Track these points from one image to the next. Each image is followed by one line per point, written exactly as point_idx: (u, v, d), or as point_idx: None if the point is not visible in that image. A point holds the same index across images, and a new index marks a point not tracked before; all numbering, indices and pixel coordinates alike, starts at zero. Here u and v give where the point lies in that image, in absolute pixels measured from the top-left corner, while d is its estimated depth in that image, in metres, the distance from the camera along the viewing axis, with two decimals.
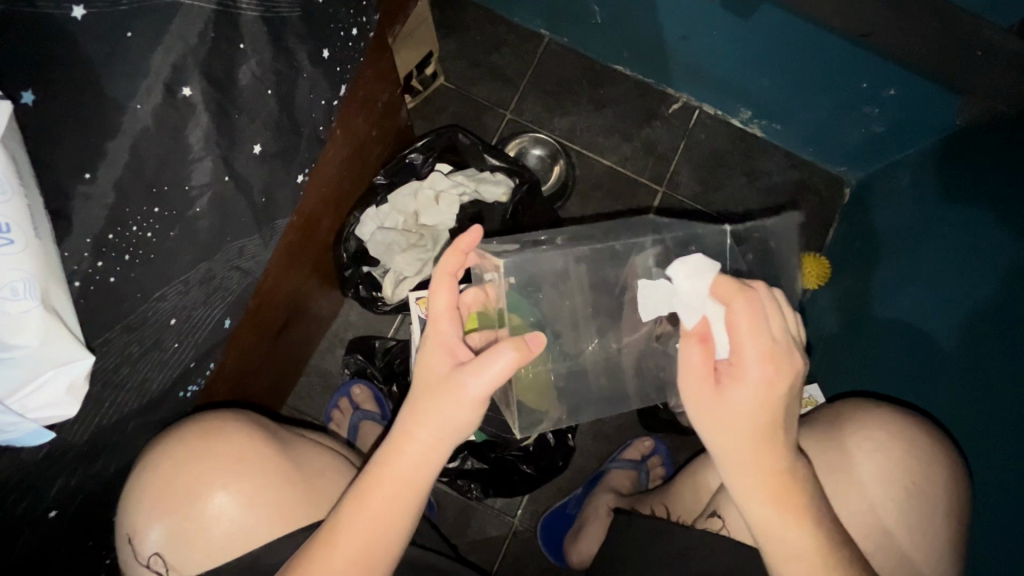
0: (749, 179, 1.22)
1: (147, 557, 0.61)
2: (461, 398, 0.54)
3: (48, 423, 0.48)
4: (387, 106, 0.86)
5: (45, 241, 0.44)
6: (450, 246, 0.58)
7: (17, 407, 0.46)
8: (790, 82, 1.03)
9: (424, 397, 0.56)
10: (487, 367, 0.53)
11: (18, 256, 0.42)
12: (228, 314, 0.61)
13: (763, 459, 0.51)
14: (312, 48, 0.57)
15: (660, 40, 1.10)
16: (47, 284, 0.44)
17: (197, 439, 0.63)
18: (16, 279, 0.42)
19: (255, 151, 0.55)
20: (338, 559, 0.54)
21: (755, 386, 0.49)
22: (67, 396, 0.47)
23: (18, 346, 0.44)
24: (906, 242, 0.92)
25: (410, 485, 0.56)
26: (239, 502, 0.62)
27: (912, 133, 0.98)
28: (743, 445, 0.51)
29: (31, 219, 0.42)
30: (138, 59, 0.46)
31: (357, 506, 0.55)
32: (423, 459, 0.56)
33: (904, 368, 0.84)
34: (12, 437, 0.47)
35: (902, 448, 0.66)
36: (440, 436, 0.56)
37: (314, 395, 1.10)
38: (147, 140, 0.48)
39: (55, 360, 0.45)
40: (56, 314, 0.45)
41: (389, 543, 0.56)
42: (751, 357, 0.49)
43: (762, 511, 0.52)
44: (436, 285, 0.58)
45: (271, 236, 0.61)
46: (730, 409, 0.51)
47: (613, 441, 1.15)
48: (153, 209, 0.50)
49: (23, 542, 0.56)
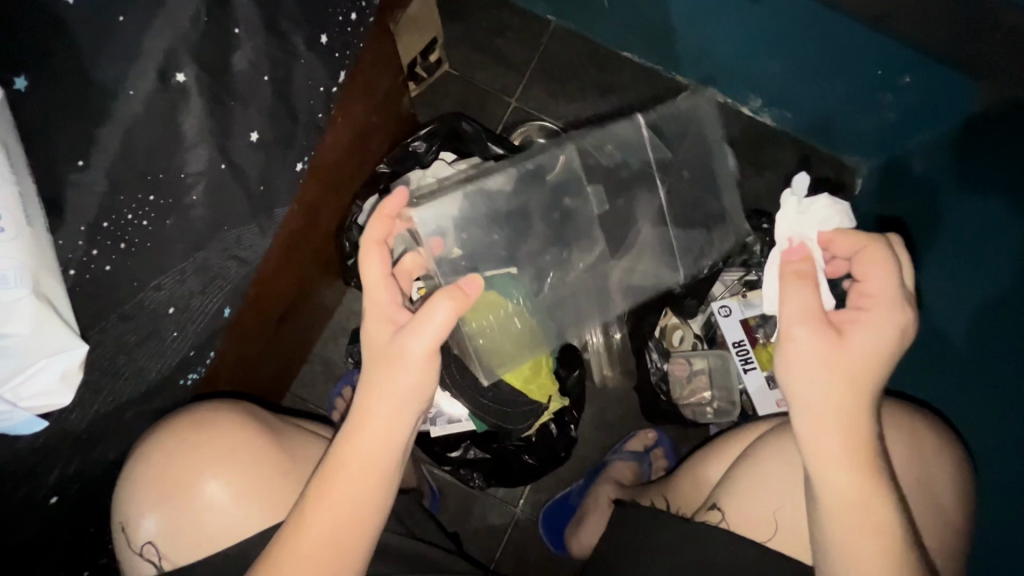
0: (759, 169, 1.20)
1: (141, 545, 0.62)
2: (406, 359, 0.55)
3: (41, 412, 0.48)
4: (389, 92, 0.85)
5: (35, 228, 0.43)
6: (375, 213, 0.59)
7: (9, 395, 0.46)
8: (803, 70, 1.01)
9: (374, 370, 0.57)
10: (426, 323, 0.54)
11: (9, 245, 0.41)
12: (228, 303, 0.62)
13: (856, 414, 0.51)
14: (308, 31, 0.56)
15: (669, 24, 1.08)
16: (39, 273, 0.44)
17: (186, 428, 0.63)
18: (7, 267, 0.42)
19: (252, 139, 0.54)
20: (308, 543, 0.54)
21: (886, 327, 0.52)
22: (60, 385, 0.48)
23: (8, 335, 0.44)
24: (920, 233, 0.90)
25: (376, 460, 0.56)
26: (230, 491, 0.62)
27: (926, 120, 0.95)
28: (841, 395, 0.51)
29: (24, 209, 0.42)
30: (128, 44, 0.44)
31: (324, 487, 0.56)
32: (383, 433, 0.57)
33: (919, 362, 0.83)
34: (5, 426, 0.47)
35: (909, 443, 0.65)
36: (399, 406, 0.56)
37: (317, 383, 1.10)
38: (139, 127, 0.46)
39: (47, 350, 0.46)
40: (48, 303, 0.45)
41: (362, 525, 0.56)
42: (873, 299, 0.53)
43: (852, 470, 0.52)
44: (362, 255, 0.59)
45: (269, 225, 0.60)
46: (849, 352, 0.51)
47: (616, 432, 1.15)
48: (148, 198, 0.49)
49: (25, 528, 0.57)
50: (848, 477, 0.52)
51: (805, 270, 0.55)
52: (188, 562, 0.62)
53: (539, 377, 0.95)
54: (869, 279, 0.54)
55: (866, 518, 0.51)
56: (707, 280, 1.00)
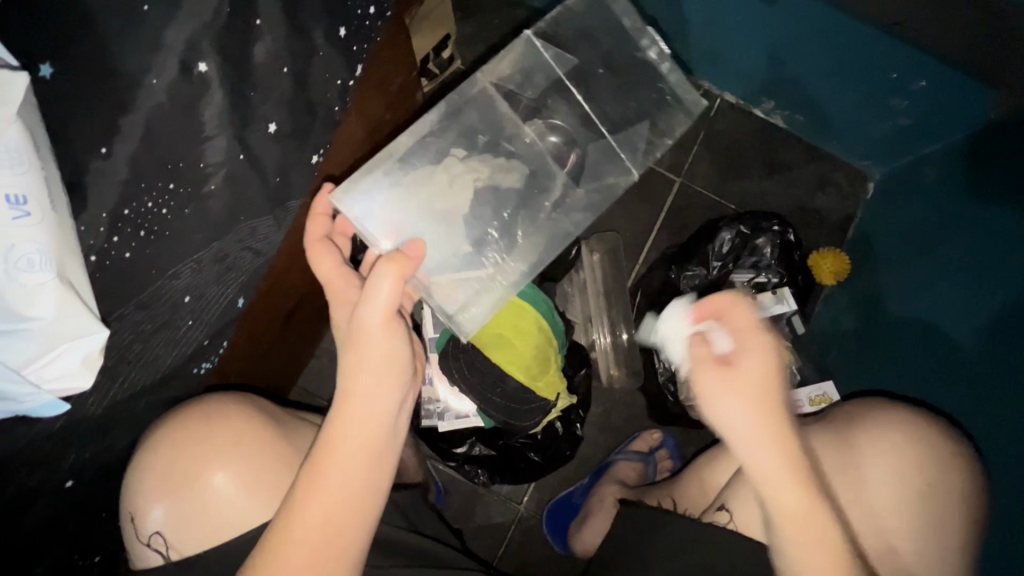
0: (770, 171, 1.19)
1: (148, 536, 0.63)
2: (366, 330, 0.55)
3: (63, 395, 0.47)
4: (402, 88, 0.86)
5: (59, 211, 0.41)
6: (313, 215, 0.67)
7: (31, 378, 0.44)
8: (817, 73, 1.00)
9: (342, 351, 0.57)
10: (375, 295, 0.55)
11: (35, 227, 0.40)
12: (241, 293, 0.63)
13: (784, 466, 0.49)
14: (327, 25, 0.56)
15: (682, 24, 1.07)
16: (63, 257, 0.42)
17: (196, 418, 0.64)
18: (31, 250, 0.40)
19: (270, 130, 0.54)
20: (298, 531, 0.53)
21: (764, 369, 0.49)
22: (82, 368, 0.47)
23: (31, 319, 0.42)
24: (932, 238, 0.89)
25: (360, 439, 0.56)
26: (237, 481, 0.63)
27: (941, 126, 0.94)
28: (760, 452, 0.49)
29: (48, 190, 0.40)
30: (150, 34, 0.43)
31: (308, 473, 0.55)
32: (365, 419, 0.56)
33: (931, 370, 0.82)
34: (28, 409, 0.45)
35: (921, 446, 0.65)
36: (370, 380, 0.56)
37: (324, 376, 1.10)
38: (159, 115, 0.46)
39: (68, 334, 0.45)
40: (70, 287, 0.43)
41: (350, 514, 0.55)
42: (728, 348, 0.51)
43: (800, 524, 0.49)
44: (312, 254, 0.65)
45: (284, 217, 0.62)
46: (753, 401, 0.49)
47: (621, 432, 1.15)
48: (168, 185, 0.49)
49: (39, 512, 0.58)
50: (800, 513, 0.49)
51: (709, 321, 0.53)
52: (193, 554, 0.62)
53: (548, 373, 0.91)
54: (731, 326, 0.52)
55: (822, 567, 0.48)
56: (717, 282, 1.05)
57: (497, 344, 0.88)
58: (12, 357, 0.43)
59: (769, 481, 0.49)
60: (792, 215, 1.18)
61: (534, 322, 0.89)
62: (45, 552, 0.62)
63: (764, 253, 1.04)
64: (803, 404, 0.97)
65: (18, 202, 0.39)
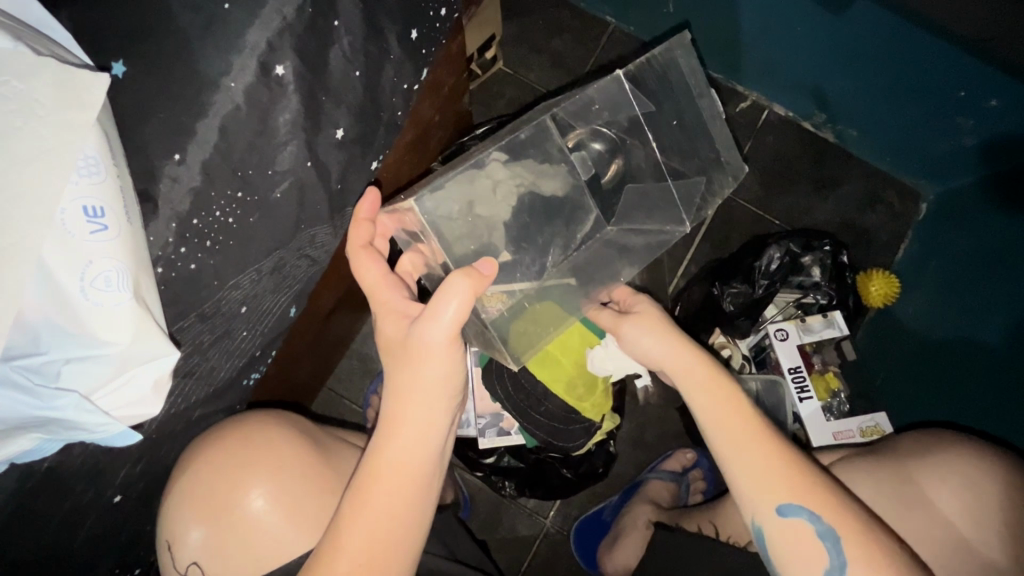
0: (821, 187, 1.14)
1: (185, 566, 0.60)
2: (428, 350, 0.52)
3: (134, 423, 0.47)
4: (452, 91, 0.83)
5: (134, 227, 0.41)
6: (352, 218, 0.58)
7: (104, 404, 0.44)
8: (877, 88, 0.96)
9: (398, 372, 0.54)
10: (443, 307, 0.51)
11: (112, 243, 0.40)
12: (294, 302, 0.59)
13: (695, 378, 0.64)
14: (401, 28, 0.54)
15: (738, 33, 1.03)
16: (138, 275, 0.42)
17: (232, 442, 0.61)
18: (109, 268, 0.40)
19: (338, 136, 0.52)
20: (349, 549, 0.51)
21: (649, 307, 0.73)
22: (151, 394, 0.46)
23: (109, 343, 0.42)
24: (1004, 267, 0.84)
25: (413, 466, 0.53)
26: (275, 508, 0.60)
27: (1008, 150, 0.88)
28: (675, 362, 0.67)
29: (124, 205, 0.40)
30: (233, 35, 0.42)
31: (356, 502, 0.52)
32: (418, 437, 0.54)
33: (998, 399, 0.79)
34: (99, 437, 0.46)
35: (1000, 481, 0.61)
36: (429, 404, 0.54)
37: (354, 379, 1.08)
38: (237, 119, 0.44)
39: (142, 358, 0.44)
40: (146, 307, 0.43)
41: (400, 533, 0.52)
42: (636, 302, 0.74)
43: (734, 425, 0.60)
44: (355, 263, 0.57)
45: (342, 224, 0.58)
46: (642, 321, 0.71)
47: (654, 450, 1.12)
48: (236, 194, 0.47)
49: (91, 524, 0.56)
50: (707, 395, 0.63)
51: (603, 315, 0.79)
52: None
53: (594, 395, 0.89)
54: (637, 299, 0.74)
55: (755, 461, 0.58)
56: (761, 300, 0.99)
57: (547, 362, 0.87)
58: (84, 380, 0.43)
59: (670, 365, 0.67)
60: (843, 234, 1.13)
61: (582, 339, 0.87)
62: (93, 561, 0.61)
63: (812, 273, 1.01)
64: (854, 433, 0.93)
65: (96, 215, 0.39)
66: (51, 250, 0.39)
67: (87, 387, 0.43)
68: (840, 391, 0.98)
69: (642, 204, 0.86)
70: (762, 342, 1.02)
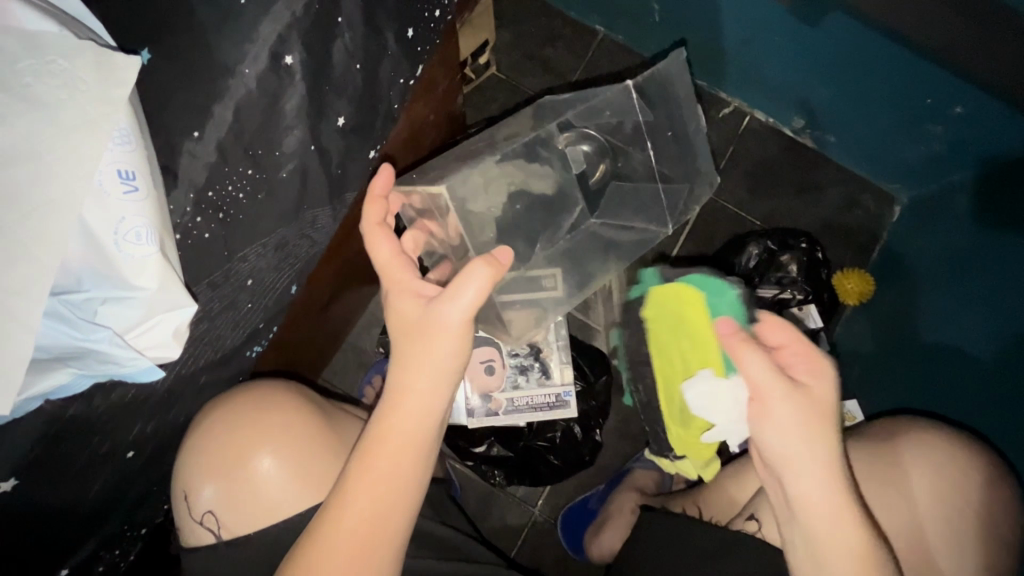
0: (798, 189, 1.20)
1: (200, 514, 0.64)
2: (444, 329, 0.55)
3: (159, 362, 0.51)
4: (446, 92, 0.87)
5: (159, 190, 0.46)
6: (369, 196, 0.63)
7: (134, 344, 0.48)
8: (849, 94, 1.02)
9: (406, 347, 0.57)
10: (462, 290, 0.54)
11: (140, 204, 0.44)
12: (295, 281, 0.64)
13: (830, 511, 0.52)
14: (398, 27, 0.58)
15: (720, 42, 1.09)
16: (163, 233, 0.46)
17: (246, 404, 0.65)
18: (140, 224, 0.44)
19: (339, 123, 0.56)
20: (353, 513, 0.54)
21: (816, 385, 0.54)
22: (172, 340, 0.50)
23: (139, 288, 0.46)
24: (967, 264, 0.89)
25: (418, 434, 0.57)
26: (283, 467, 0.64)
27: (974, 153, 0.94)
28: (816, 486, 0.52)
29: (152, 169, 0.45)
30: (247, 27, 0.47)
31: (361, 465, 0.55)
32: (423, 410, 0.57)
33: (957, 387, 0.84)
34: (126, 372, 0.49)
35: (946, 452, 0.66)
36: (434, 380, 0.56)
37: (349, 370, 1.10)
38: (248, 103, 0.48)
39: (166, 305, 0.48)
40: (169, 261, 0.47)
41: (401, 498, 0.56)
42: (799, 372, 0.55)
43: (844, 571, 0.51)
44: (370, 238, 0.62)
45: (341, 208, 0.63)
46: (796, 421, 0.53)
47: (639, 441, 1.15)
48: (247, 172, 0.51)
49: (101, 481, 0.60)
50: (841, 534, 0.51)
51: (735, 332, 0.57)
52: (244, 534, 0.63)
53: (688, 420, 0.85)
54: (794, 362, 0.56)
55: None
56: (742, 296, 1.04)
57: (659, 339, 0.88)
58: (118, 320, 0.47)
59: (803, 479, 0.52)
60: (819, 233, 1.19)
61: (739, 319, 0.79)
62: (97, 525, 0.64)
63: (790, 270, 1.05)
64: None
65: (129, 178, 0.43)
66: (88, 209, 0.43)
67: (121, 325, 0.47)
68: None
69: (629, 200, 0.90)
70: None
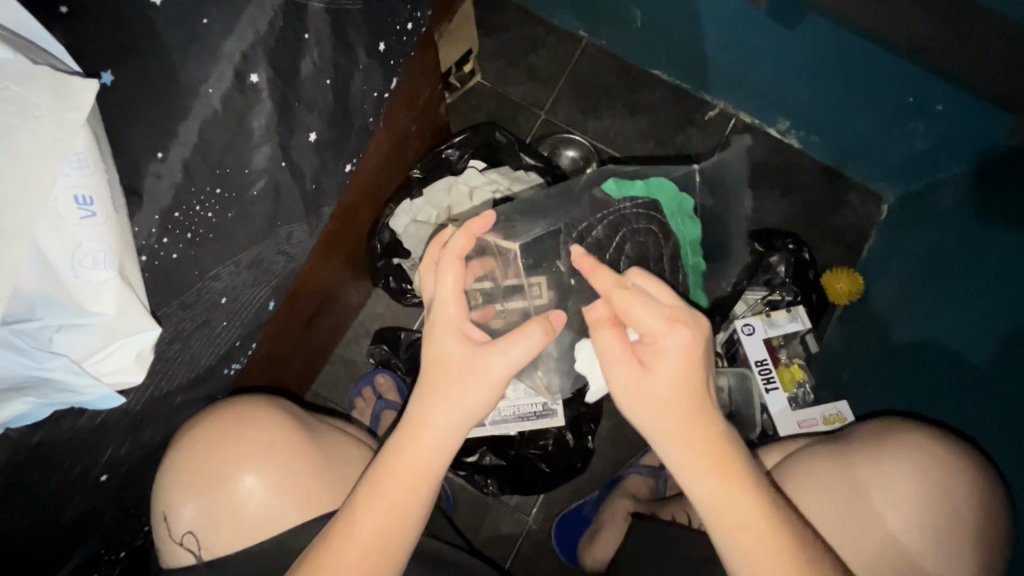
0: (785, 190, 1.20)
1: (181, 535, 0.63)
2: (482, 377, 0.55)
3: (119, 388, 0.51)
4: (428, 101, 0.87)
5: (121, 214, 0.47)
6: (461, 227, 0.57)
7: (92, 370, 0.49)
8: (831, 95, 1.02)
9: (438, 385, 0.56)
10: (511, 347, 0.54)
11: (100, 227, 0.45)
12: (273, 296, 0.62)
13: (689, 457, 0.51)
14: (369, 41, 0.58)
15: (700, 47, 1.09)
16: (124, 257, 0.47)
17: (230, 424, 0.64)
18: (97, 250, 0.45)
19: (311, 139, 0.56)
20: (354, 550, 0.54)
21: (676, 350, 0.51)
22: (135, 364, 0.50)
23: (97, 313, 0.47)
24: (952, 263, 0.88)
25: (425, 474, 0.56)
26: (266, 484, 0.63)
27: (956, 150, 0.94)
28: (666, 426, 0.52)
29: (111, 194, 0.46)
30: (212, 47, 0.48)
31: (370, 497, 0.55)
32: (438, 450, 0.56)
33: (943, 387, 0.83)
34: (85, 401, 0.50)
35: (932, 454, 0.65)
36: (456, 423, 0.56)
37: (338, 382, 1.09)
38: (214, 122, 0.49)
39: (126, 329, 0.48)
40: (130, 286, 0.48)
41: (400, 540, 0.55)
42: (652, 325, 0.51)
43: (724, 503, 0.51)
44: (441, 268, 0.56)
45: (318, 223, 0.62)
46: (657, 376, 0.51)
47: (631, 447, 1.14)
48: (216, 191, 0.51)
49: (77, 503, 0.60)
50: (709, 485, 0.51)
51: (600, 311, 0.55)
52: (226, 553, 0.63)
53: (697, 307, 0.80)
54: (634, 312, 0.52)
55: (761, 540, 0.50)
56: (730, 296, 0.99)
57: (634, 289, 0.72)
58: (78, 347, 0.48)
59: (664, 437, 0.52)
60: (808, 234, 1.18)
61: (690, 237, 0.79)
62: (77, 546, 0.64)
63: (778, 271, 1.04)
64: (817, 422, 0.98)
65: (86, 203, 0.45)
66: (45, 235, 0.44)
67: (79, 353, 0.48)
68: (805, 383, 1.02)
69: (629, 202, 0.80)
70: (731, 338, 1.05)
